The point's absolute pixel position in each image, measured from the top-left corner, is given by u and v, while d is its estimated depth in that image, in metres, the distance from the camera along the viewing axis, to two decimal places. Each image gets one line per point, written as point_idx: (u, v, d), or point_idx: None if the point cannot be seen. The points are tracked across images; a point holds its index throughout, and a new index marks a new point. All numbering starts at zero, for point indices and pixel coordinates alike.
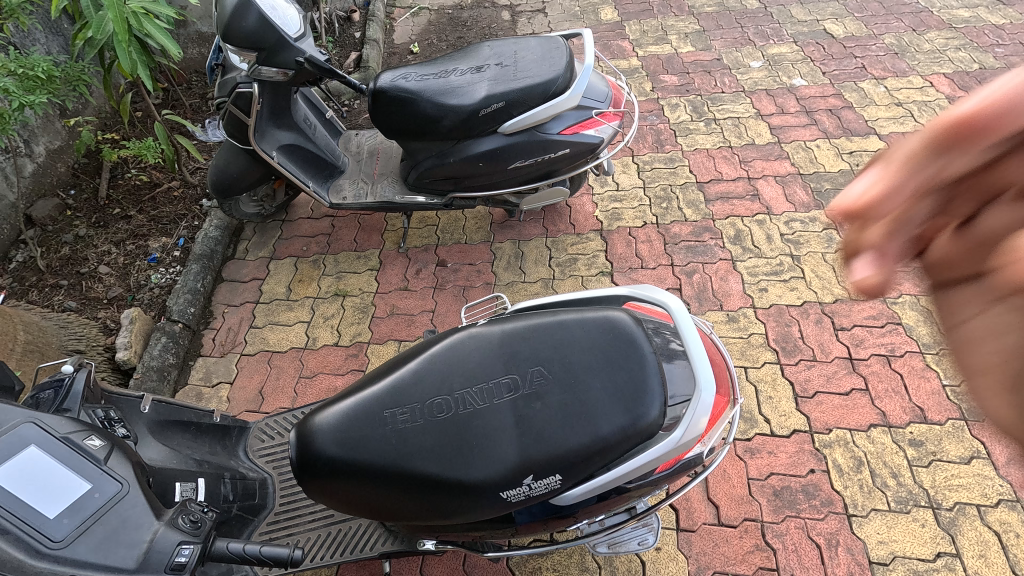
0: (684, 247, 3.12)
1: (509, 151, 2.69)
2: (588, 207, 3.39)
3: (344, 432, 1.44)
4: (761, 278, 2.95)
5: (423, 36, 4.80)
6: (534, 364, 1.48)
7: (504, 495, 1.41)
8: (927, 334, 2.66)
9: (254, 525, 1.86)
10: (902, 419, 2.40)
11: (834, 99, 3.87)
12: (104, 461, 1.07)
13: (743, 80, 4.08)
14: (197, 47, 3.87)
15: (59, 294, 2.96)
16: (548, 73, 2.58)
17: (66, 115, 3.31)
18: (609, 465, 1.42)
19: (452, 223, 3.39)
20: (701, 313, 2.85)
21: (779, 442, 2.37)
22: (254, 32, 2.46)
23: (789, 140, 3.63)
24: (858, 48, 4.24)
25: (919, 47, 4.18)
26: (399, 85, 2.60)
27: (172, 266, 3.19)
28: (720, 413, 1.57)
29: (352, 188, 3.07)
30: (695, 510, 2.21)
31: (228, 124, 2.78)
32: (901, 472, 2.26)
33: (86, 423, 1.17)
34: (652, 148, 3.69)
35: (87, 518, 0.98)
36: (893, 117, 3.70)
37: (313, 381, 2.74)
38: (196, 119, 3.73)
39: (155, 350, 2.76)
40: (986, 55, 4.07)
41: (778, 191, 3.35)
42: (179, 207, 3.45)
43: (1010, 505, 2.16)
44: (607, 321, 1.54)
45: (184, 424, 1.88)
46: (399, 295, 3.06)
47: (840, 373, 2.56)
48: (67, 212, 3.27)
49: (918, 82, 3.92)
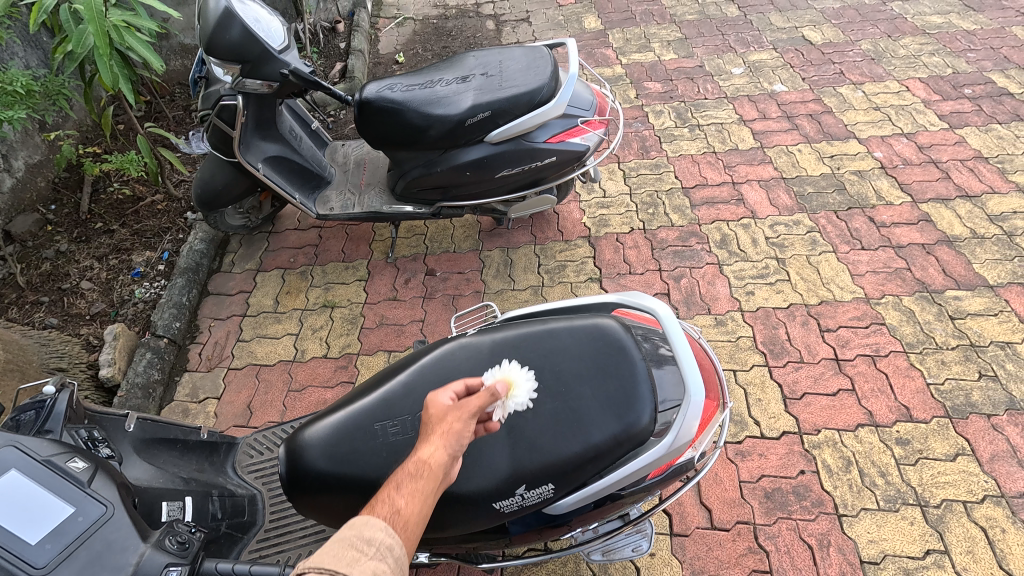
0: (672, 251, 3.16)
1: (496, 160, 2.70)
2: (577, 214, 3.41)
3: (333, 447, 1.43)
4: (748, 281, 2.99)
5: (409, 46, 4.82)
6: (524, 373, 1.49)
7: (498, 505, 1.40)
8: (910, 333, 2.71)
9: (244, 542, 1.82)
10: (889, 418, 2.43)
11: (814, 104, 3.94)
12: (87, 483, 1.04)
13: (726, 87, 4.15)
14: (180, 59, 3.85)
15: (39, 311, 2.91)
16: (533, 82, 2.61)
17: (46, 129, 3.27)
18: (602, 473, 1.42)
19: (440, 231, 3.39)
20: (689, 317, 2.87)
21: (769, 444, 2.39)
22: (238, 44, 2.45)
23: (772, 144, 3.69)
24: (836, 54, 4.34)
25: (895, 52, 4.29)
26: (385, 96, 2.60)
27: (156, 281, 3.14)
28: (710, 417, 1.59)
29: (339, 199, 3.06)
30: (688, 514, 2.22)
31: (213, 136, 2.77)
32: (889, 471, 2.29)
33: (68, 444, 1.14)
34: (638, 155, 3.72)
35: (71, 543, 0.96)
36: (872, 120, 3.78)
37: (302, 394, 2.71)
38: (179, 132, 3.69)
39: (140, 366, 2.72)
40: (959, 60, 4.17)
41: (762, 196, 3.40)
42: (163, 220, 3.41)
43: (995, 501, 2.19)
44: (596, 329, 1.54)
45: (171, 441, 1.84)
46: (388, 305, 3.05)
47: (827, 374, 2.59)
48: (47, 227, 3.22)
49: (894, 86, 4.01)
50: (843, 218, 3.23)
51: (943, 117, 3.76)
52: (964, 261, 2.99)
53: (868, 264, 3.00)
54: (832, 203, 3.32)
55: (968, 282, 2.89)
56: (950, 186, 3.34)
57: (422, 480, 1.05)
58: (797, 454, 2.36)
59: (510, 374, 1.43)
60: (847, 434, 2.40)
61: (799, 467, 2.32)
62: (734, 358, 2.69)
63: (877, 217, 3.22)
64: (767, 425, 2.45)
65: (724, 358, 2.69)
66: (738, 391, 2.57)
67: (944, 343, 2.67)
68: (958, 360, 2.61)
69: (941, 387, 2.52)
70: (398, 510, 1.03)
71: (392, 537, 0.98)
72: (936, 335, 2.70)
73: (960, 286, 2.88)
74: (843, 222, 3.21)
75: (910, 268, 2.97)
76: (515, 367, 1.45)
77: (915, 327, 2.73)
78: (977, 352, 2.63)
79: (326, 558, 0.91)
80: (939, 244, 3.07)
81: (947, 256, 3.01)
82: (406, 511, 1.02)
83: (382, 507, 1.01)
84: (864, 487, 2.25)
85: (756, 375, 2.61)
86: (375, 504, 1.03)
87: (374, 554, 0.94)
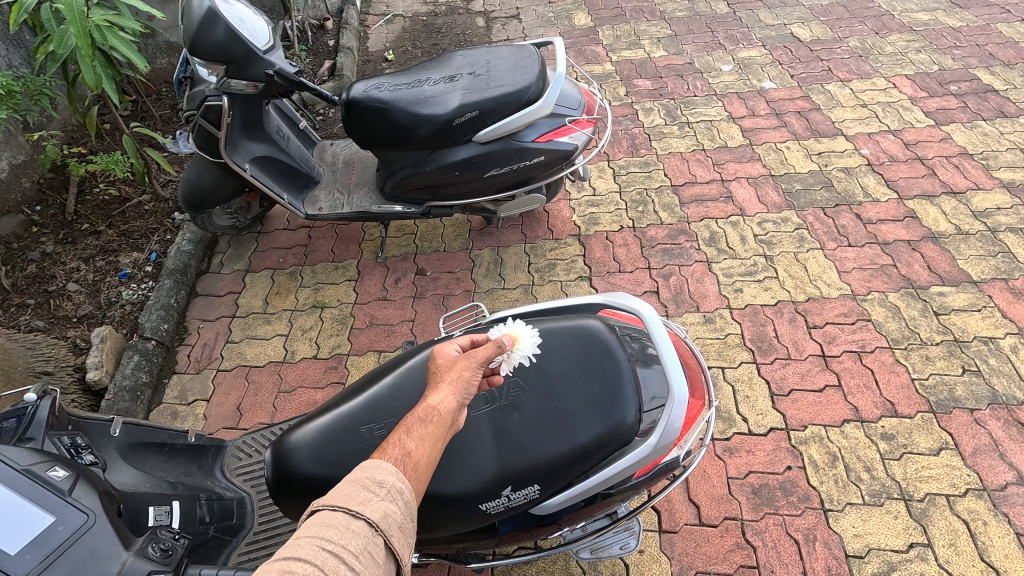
0: (661, 249, 3.17)
1: (485, 160, 2.70)
2: (566, 212, 3.42)
3: (321, 449, 1.43)
4: (736, 279, 3.01)
5: (398, 43, 4.79)
6: (510, 374, 1.51)
7: (484, 507, 1.41)
8: (895, 329, 2.74)
9: (232, 545, 1.81)
10: (874, 414, 2.46)
11: (802, 102, 3.96)
12: (68, 492, 1.04)
13: (715, 84, 4.16)
14: (167, 57, 3.81)
15: (25, 314, 2.88)
16: (521, 82, 2.60)
17: (30, 129, 3.23)
18: (588, 473, 1.43)
19: (430, 231, 3.39)
20: (678, 315, 2.89)
21: (756, 440, 2.41)
22: (222, 45, 2.43)
23: (761, 142, 3.71)
24: (824, 51, 4.36)
25: (882, 49, 4.32)
26: (372, 96, 2.59)
27: (144, 282, 3.12)
28: (696, 416, 1.60)
29: (328, 199, 3.05)
30: (676, 511, 2.24)
31: (198, 137, 2.74)
32: (874, 466, 2.32)
33: (48, 453, 1.14)
34: (627, 153, 3.73)
35: (51, 552, 0.95)
36: (859, 118, 3.81)
37: (292, 395, 2.70)
38: (166, 131, 3.66)
39: (127, 369, 2.71)
40: (945, 57, 4.21)
41: (750, 193, 3.41)
42: (151, 221, 3.38)
43: (977, 494, 2.23)
44: (581, 330, 1.56)
45: (157, 446, 1.83)
46: (378, 305, 3.04)
47: (814, 370, 2.62)
48: (32, 229, 3.19)
49: (881, 83, 4.04)
50: (831, 215, 3.26)
51: (929, 114, 3.79)
52: (949, 257, 3.02)
53: (855, 260, 3.03)
54: (820, 201, 3.34)
55: (953, 278, 2.93)
56: (935, 182, 3.38)
57: (431, 425, 1.15)
58: (784, 450, 2.38)
59: (516, 330, 1.50)
60: (832, 430, 2.43)
61: (786, 462, 2.35)
62: (723, 356, 2.71)
63: (864, 214, 3.25)
64: (755, 422, 2.47)
65: (712, 355, 2.71)
66: (726, 388, 2.59)
67: (929, 339, 2.70)
68: (942, 356, 2.64)
69: (926, 382, 2.55)
70: (409, 451, 1.11)
71: (402, 480, 1.03)
72: (921, 331, 2.73)
73: (944, 282, 2.91)
74: (830, 220, 3.24)
75: (896, 265, 3.00)
76: (519, 324, 1.52)
77: (900, 323, 2.77)
78: (961, 347, 2.66)
79: (337, 498, 0.95)
80: (925, 240, 3.10)
81: (932, 252, 3.04)
82: (417, 452, 1.10)
83: (395, 449, 1.08)
84: (850, 482, 2.28)
85: (744, 372, 2.63)
86: (387, 447, 1.10)
87: (385, 495, 0.99)
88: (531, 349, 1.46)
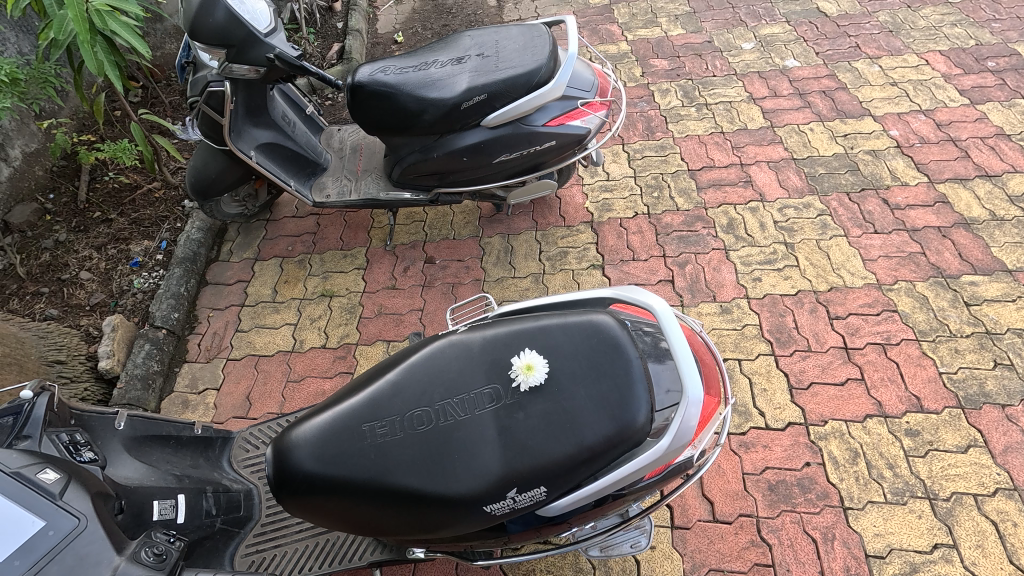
0: (676, 237, 3.07)
1: (494, 144, 2.62)
2: (578, 198, 3.32)
3: (321, 447, 1.40)
4: (754, 267, 2.90)
5: (408, 25, 4.67)
6: (522, 389, 1.41)
7: (489, 509, 1.37)
8: (923, 321, 2.62)
9: (240, 537, 1.83)
10: (898, 409, 2.37)
11: (827, 81, 3.77)
12: (59, 496, 1.17)
13: (735, 63, 3.99)
14: (175, 42, 3.77)
15: (40, 302, 2.89)
16: (531, 63, 2.50)
17: (40, 116, 3.20)
18: (597, 474, 1.38)
19: (440, 217, 3.33)
20: (694, 305, 2.80)
21: (773, 436, 2.34)
22: (222, 27, 2.39)
23: (782, 123, 3.55)
24: (852, 27, 4.14)
25: (915, 23, 4.09)
26: (378, 79, 2.51)
27: (155, 270, 3.11)
28: (710, 415, 1.53)
29: (335, 185, 3.00)
30: (689, 507, 2.18)
31: (202, 124, 2.71)
32: (898, 463, 2.23)
33: (45, 456, 1.29)
34: (643, 136, 3.61)
35: (40, 558, 1.06)
36: (889, 96, 3.62)
37: (301, 385, 2.69)
38: (175, 117, 3.62)
39: (139, 358, 2.72)
40: (983, 31, 3.97)
41: (771, 177, 3.28)
42: (161, 209, 3.36)
43: (1007, 494, 2.14)
44: (590, 325, 1.49)
45: (163, 438, 1.86)
46: (387, 295, 3.00)
47: (835, 363, 2.52)
48: (46, 217, 3.18)
49: (913, 60, 3.83)
50: (855, 200, 3.12)
51: (964, 92, 3.59)
52: (981, 244, 2.87)
53: (881, 248, 2.90)
54: (844, 184, 3.20)
55: (986, 267, 2.78)
56: (969, 165, 3.21)
57: None
58: (803, 446, 2.30)
59: (533, 364, 1.43)
60: (854, 425, 2.34)
61: (805, 459, 2.27)
62: (740, 347, 2.62)
63: (892, 199, 3.10)
64: (772, 416, 2.39)
65: (728, 347, 2.63)
66: (743, 381, 2.51)
67: (958, 331, 2.58)
68: (972, 349, 2.52)
69: (954, 376, 2.44)
70: None
71: None
72: (950, 323, 2.60)
73: (977, 271, 2.77)
74: (855, 205, 3.10)
75: (925, 252, 2.86)
76: (538, 352, 1.45)
77: (928, 314, 2.64)
78: (993, 340, 2.54)
79: None
80: (956, 227, 2.95)
81: (964, 239, 2.89)
82: None
83: None
84: (871, 480, 2.20)
85: (761, 365, 2.55)
86: None
87: None
88: (534, 385, 1.41)
